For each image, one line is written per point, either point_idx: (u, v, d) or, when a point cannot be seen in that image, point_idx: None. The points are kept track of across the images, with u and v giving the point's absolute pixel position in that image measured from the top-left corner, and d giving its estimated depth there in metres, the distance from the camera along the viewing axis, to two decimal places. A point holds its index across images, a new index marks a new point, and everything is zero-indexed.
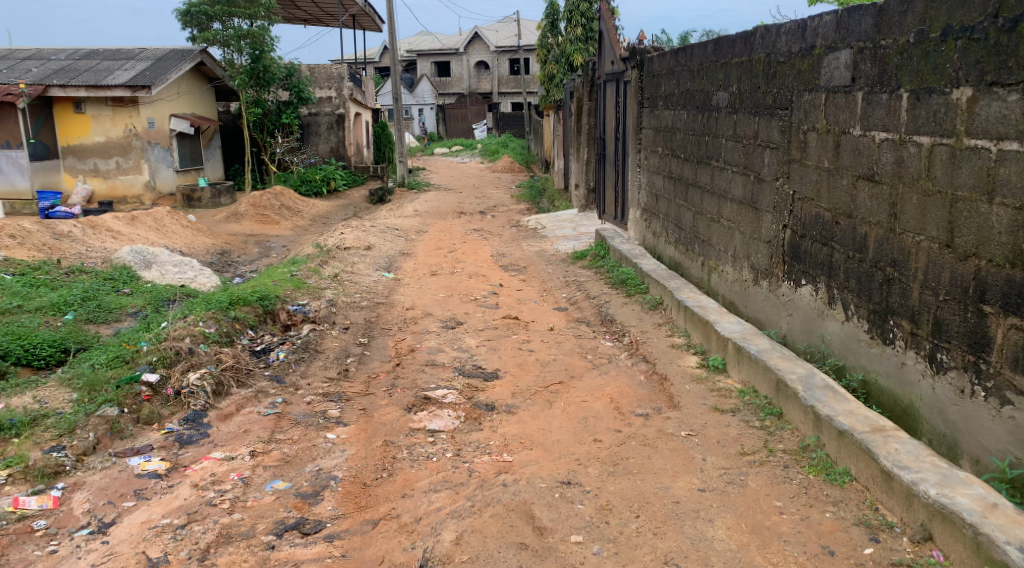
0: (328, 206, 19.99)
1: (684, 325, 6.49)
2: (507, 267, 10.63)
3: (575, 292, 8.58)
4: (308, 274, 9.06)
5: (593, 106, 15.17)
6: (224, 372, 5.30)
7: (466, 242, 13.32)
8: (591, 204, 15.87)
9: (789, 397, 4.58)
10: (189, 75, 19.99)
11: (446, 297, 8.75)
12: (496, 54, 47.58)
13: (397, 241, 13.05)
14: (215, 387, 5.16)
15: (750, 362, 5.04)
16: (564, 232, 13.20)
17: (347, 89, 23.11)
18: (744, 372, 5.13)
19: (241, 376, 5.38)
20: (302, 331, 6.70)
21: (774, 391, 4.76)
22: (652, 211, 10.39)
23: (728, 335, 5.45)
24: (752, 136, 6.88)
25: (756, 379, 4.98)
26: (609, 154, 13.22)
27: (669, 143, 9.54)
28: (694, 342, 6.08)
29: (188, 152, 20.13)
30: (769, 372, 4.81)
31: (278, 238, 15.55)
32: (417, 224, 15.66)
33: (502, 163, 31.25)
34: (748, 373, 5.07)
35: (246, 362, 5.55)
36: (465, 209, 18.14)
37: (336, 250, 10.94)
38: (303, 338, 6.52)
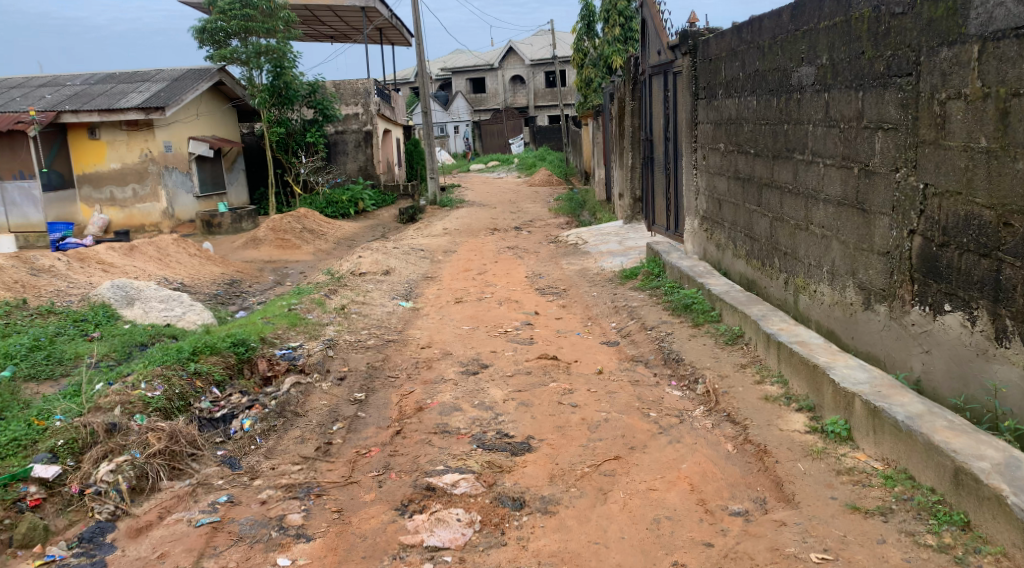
0: (355, 228, 18.72)
1: (777, 368, 4.95)
2: (547, 291, 9.08)
3: (626, 322, 7.05)
4: (309, 308, 7.58)
5: (638, 107, 13.63)
6: (154, 458, 4.18)
7: (501, 262, 11.80)
8: (638, 216, 14.29)
9: (988, 502, 3.16)
10: (207, 95, 18.59)
11: (472, 332, 7.23)
12: (532, 67, 46.28)
13: (423, 265, 11.56)
14: (135, 482, 4.07)
15: (903, 436, 3.58)
16: (610, 247, 11.69)
17: (374, 104, 21.87)
18: (890, 448, 3.67)
19: (172, 463, 4.22)
20: (282, 387, 5.18)
21: (954, 486, 3.33)
22: (713, 220, 8.86)
23: (852, 390, 3.95)
24: (852, 117, 5.37)
25: (915, 464, 3.54)
26: (658, 158, 11.66)
27: (733, 136, 8.03)
28: (797, 393, 4.56)
29: (209, 174, 18.79)
30: (941, 456, 3.38)
31: (298, 265, 14.19)
32: (446, 245, 14.20)
33: (540, 177, 29.83)
34: (899, 451, 3.63)
35: (187, 438, 4.38)
36: (500, 226, 16.70)
37: (351, 277, 9.49)
38: (278, 399, 4.98)
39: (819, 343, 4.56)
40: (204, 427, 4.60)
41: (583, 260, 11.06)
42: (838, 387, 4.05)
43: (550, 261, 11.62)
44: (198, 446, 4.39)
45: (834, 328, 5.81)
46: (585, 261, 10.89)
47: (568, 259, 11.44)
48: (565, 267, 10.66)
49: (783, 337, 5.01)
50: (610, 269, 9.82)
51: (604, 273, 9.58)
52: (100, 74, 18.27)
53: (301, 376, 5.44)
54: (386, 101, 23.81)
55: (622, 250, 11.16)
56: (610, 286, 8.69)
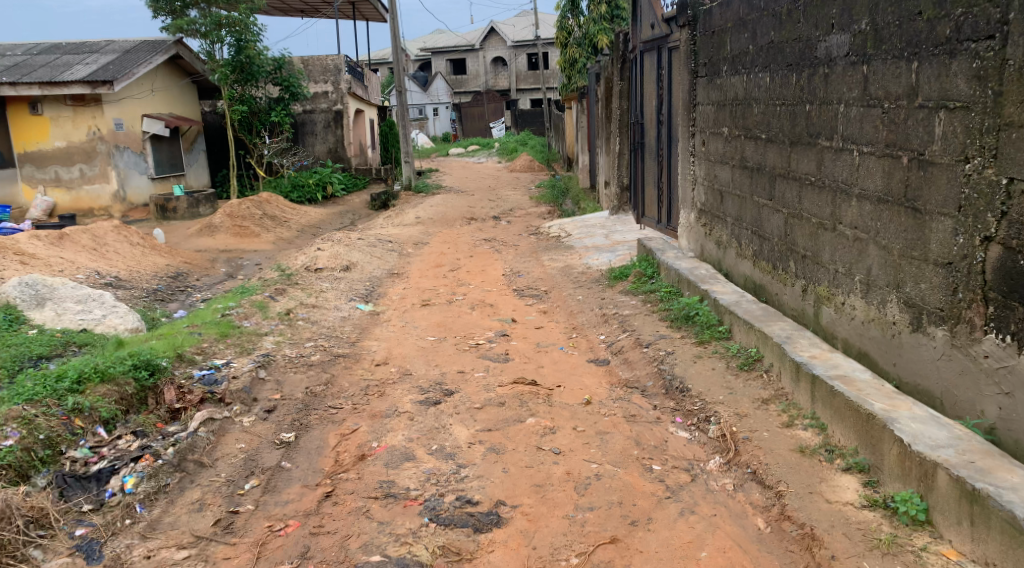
0: (321, 214, 17.83)
1: (812, 408, 3.99)
2: (527, 293, 8.04)
3: (621, 333, 6.00)
4: (245, 314, 6.47)
5: (627, 87, 12.63)
6: None
7: (475, 257, 10.79)
8: (624, 205, 13.28)
9: None
10: (163, 69, 17.53)
11: (438, 344, 6.21)
12: (513, 49, 45.07)
13: (390, 259, 10.52)
14: None
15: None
16: (595, 241, 10.73)
17: (345, 81, 20.85)
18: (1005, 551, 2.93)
19: None
20: (184, 429, 4.28)
21: None
22: (714, 214, 7.87)
23: (938, 462, 3.19)
24: (902, 94, 4.43)
25: None
26: (648, 144, 10.70)
27: (740, 119, 7.05)
28: (846, 449, 3.67)
29: (167, 155, 17.66)
30: None
31: (256, 257, 13.21)
32: (418, 235, 13.16)
33: (520, 162, 28.82)
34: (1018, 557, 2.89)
35: (24, 513, 3.53)
36: (477, 214, 15.70)
37: (304, 274, 8.42)
38: (179, 443, 4.14)
39: (871, 381, 3.70)
40: (66, 491, 3.75)
41: (566, 255, 10.09)
42: (914, 452, 3.29)
43: (529, 255, 10.60)
44: (46, 525, 3.56)
45: (869, 350, 4.84)
46: (566, 256, 9.92)
47: (549, 254, 10.45)
48: (546, 263, 9.65)
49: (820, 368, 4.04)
50: (598, 266, 8.82)
51: (588, 271, 8.61)
52: (43, 45, 17.00)
53: (215, 411, 4.45)
54: (359, 80, 22.68)
55: (610, 244, 10.19)
56: (598, 288, 7.69)
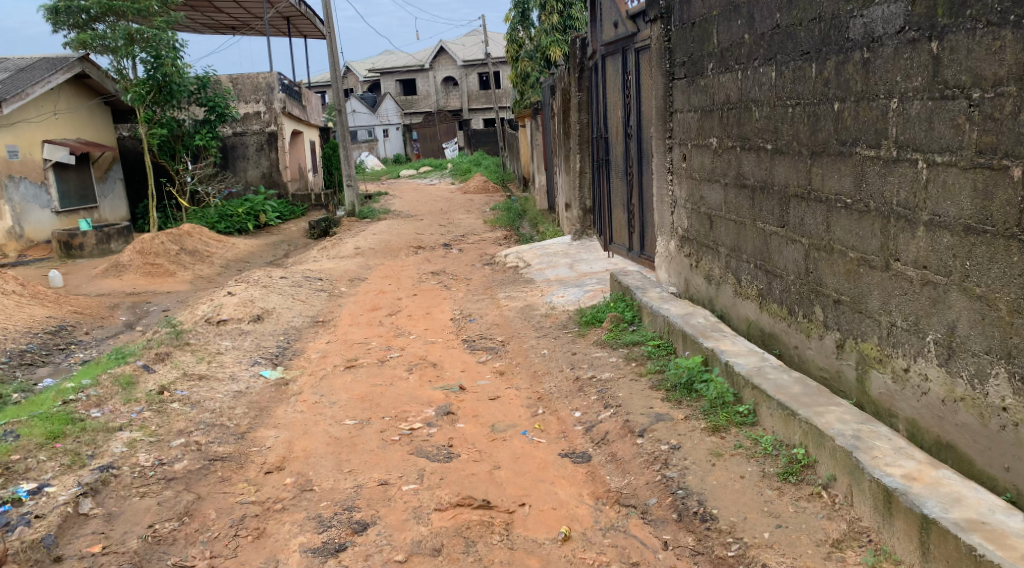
0: (252, 246, 16.32)
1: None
2: (481, 345, 6.53)
3: (611, 411, 4.43)
4: (81, 404, 5.02)
5: (587, 98, 11.24)
6: None
7: (416, 296, 9.36)
8: (588, 229, 11.88)
9: None
10: (68, 88, 16.36)
11: (359, 432, 4.73)
12: (464, 69, 43.85)
13: (315, 303, 9.07)
14: None
15: None
16: (559, 272, 9.28)
17: (278, 101, 19.36)
18: None
19: None
20: None
21: None
22: (701, 243, 6.42)
23: None
24: (1004, 78, 3.13)
25: None
26: (613, 161, 9.31)
27: (732, 125, 5.58)
28: None
29: (75, 185, 16.50)
30: None
31: (166, 305, 11.78)
32: (355, 268, 11.68)
33: (474, 183, 27.45)
34: None
35: None
36: (424, 242, 14.26)
37: (197, 340, 6.95)
38: None
39: None
40: None
41: (525, 292, 8.65)
42: None
43: (481, 293, 9.13)
44: None
45: (960, 443, 3.43)
46: (526, 294, 8.48)
47: (504, 290, 9.01)
48: (499, 303, 8.20)
49: (936, 510, 2.77)
50: (568, 306, 7.34)
51: (549, 315, 7.13)
52: None
53: None
54: (295, 99, 21.14)
55: (578, 277, 8.75)
56: (565, 341, 6.09)
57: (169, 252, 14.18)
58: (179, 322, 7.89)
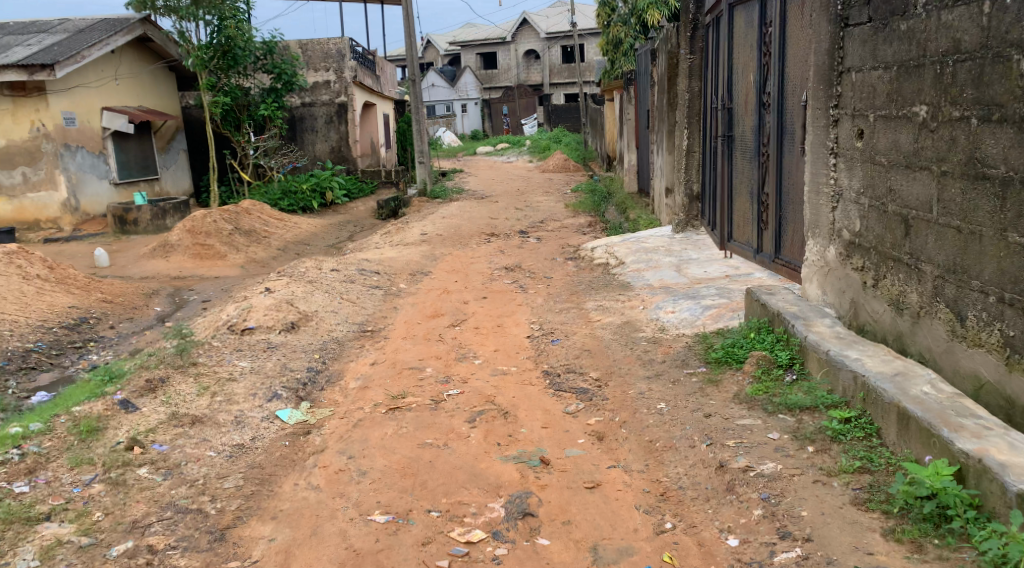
0: (315, 225, 14.95)
1: None
2: (570, 386, 4.83)
3: (796, 549, 2.87)
4: (2, 474, 3.63)
5: (700, 62, 9.56)
6: None
7: (487, 299, 7.71)
8: (693, 220, 9.95)
9: None
10: (129, 51, 15.25)
11: (393, 543, 3.19)
12: (547, 42, 41.80)
13: (366, 306, 7.52)
14: None
15: None
16: (663, 276, 7.50)
17: (350, 69, 17.91)
18: None
19: None
20: None
21: None
22: (887, 255, 4.59)
23: None
24: None
25: None
26: (738, 140, 7.48)
27: (968, 88, 3.82)
28: None
29: (135, 156, 15.36)
30: None
31: (210, 292, 10.38)
32: (420, 258, 10.15)
33: (554, 161, 25.73)
34: None
35: None
36: (499, 227, 12.66)
37: (207, 360, 5.42)
38: None
39: None
40: None
41: (624, 301, 6.92)
42: None
43: (565, 300, 7.40)
44: None
45: None
46: (624, 304, 6.75)
47: (594, 297, 7.28)
48: (591, 317, 6.48)
49: None
50: (685, 331, 5.57)
51: (659, 342, 5.38)
52: None
53: None
54: (369, 69, 19.73)
55: (689, 285, 6.98)
56: (689, 391, 4.32)
57: (222, 231, 12.72)
58: (192, 333, 6.41)
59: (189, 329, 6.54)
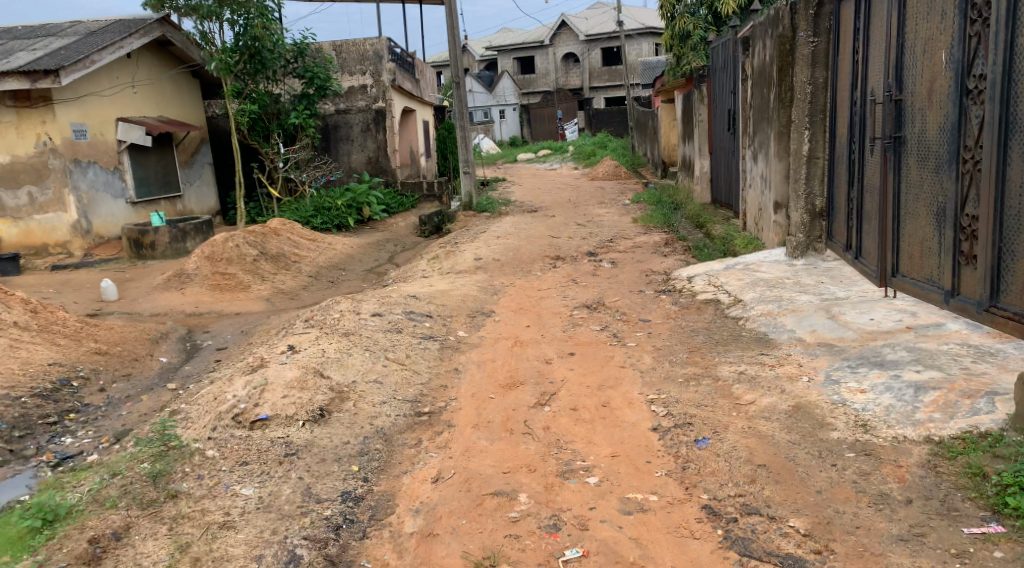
0: (351, 245, 13.19)
1: None
2: (764, 547, 3.13)
3: None
4: None
5: (826, 47, 7.93)
6: None
7: (576, 356, 5.82)
8: (816, 241, 8.26)
9: None
10: (148, 55, 13.50)
11: None
12: (587, 44, 39.89)
13: (419, 367, 5.64)
14: None
15: None
16: (814, 327, 5.74)
17: (388, 72, 16.18)
18: None
19: None
20: None
21: None
22: None
23: None
24: None
25: None
26: (918, 141, 5.74)
27: None
28: None
29: (155, 172, 13.60)
30: None
31: (228, 335, 8.17)
32: (476, 292, 8.32)
33: (603, 168, 23.96)
34: None
35: None
36: (562, 249, 10.81)
37: (189, 491, 3.72)
38: None
39: None
40: None
41: (777, 373, 5.00)
42: None
43: (686, 361, 5.46)
44: None
45: None
46: (778, 379, 4.85)
47: (727, 359, 5.35)
48: (740, 401, 4.54)
49: None
50: (910, 436, 3.75)
51: (877, 462, 3.53)
52: None
53: None
54: (407, 72, 18.05)
55: (862, 343, 5.22)
56: None
57: (245, 258, 10.47)
58: (178, 436, 4.31)
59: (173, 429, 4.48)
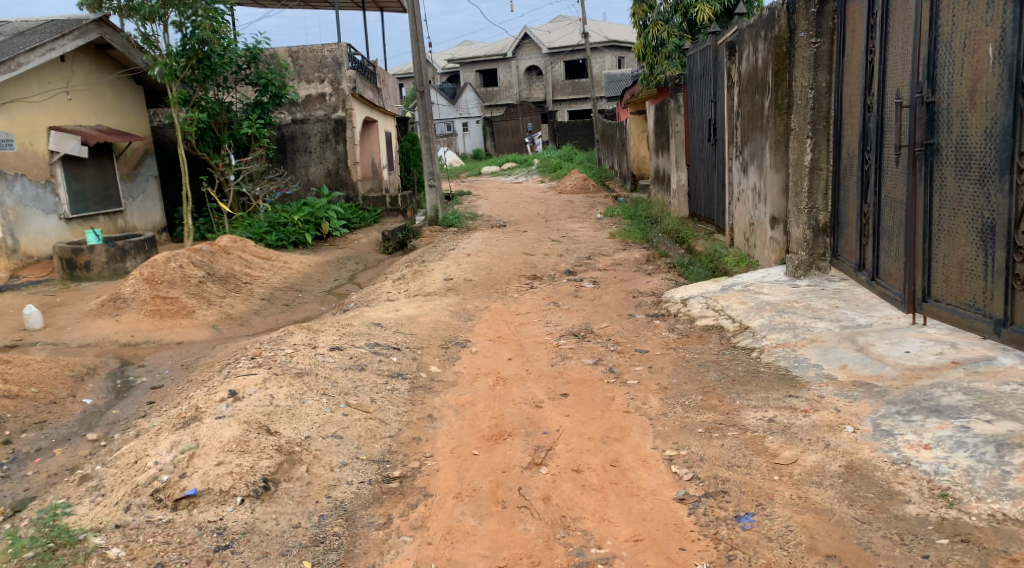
0: (309, 264, 12.24)
1: None
2: None
3: None
4: None
5: (831, 49, 7.24)
6: None
7: (570, 398, 5.00)
8: (819, 259, 7.55)
9: None
10: (84, 59, 12.45)
11: None
12: (550, 57, 39.42)
13: (386, 413, 4.77)
14: None
15: None
16: (844, 362, 4.98)
17: (348, 79, 15.35)
18: None
19: None
20: None
21: None
22: None
23: None
24: None
25: None
26: (958, 149, 5.02)
27: None
28: None
29: (93, 185, 12.54)
30: None
31: (165, 370, 7.20)
32: (448, 318, 7.47)
33: (571, 181, 23.27)
34: None
35: None
36: (538, 267, 10.00)
37: None
38: None
39: None
40: None
41: (812, 421, 4.22)
42: None
43: (701, 405, 4.66)
44: None
45: None
46: (816, 429, 4.07)
47: (749, 403, 4.57)
48: (778, 460, 3.76)
49: None
50: (1011, 512, 3.08)
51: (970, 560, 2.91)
52: None
53: None
54: (368, 80, 17.18)
55: (907, 383, 4.46)
56: None
57: (189, 280, 9.49)
58: (77, 524, 3.42)
59: (71, 512, 3.54)
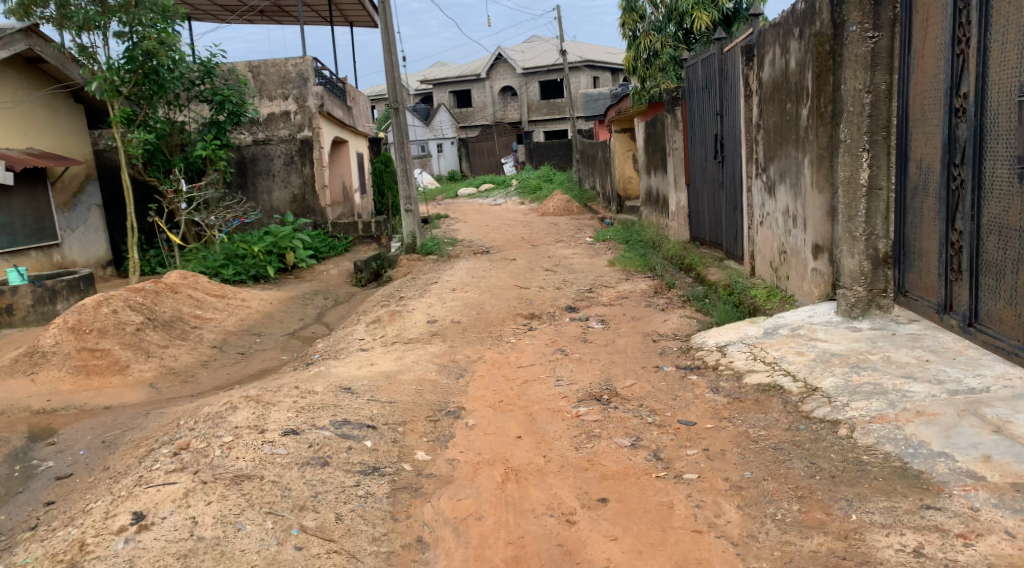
0: (271, 301, 10.80)
1: None
2: None
3: None
4: None
5: (893, 44, 5.97)
6: None
7: (613, 508, 3.65)
8: (879, 296, 6.25)
9: None
10: (11, 74, 10.99)
11: None
12: (524, 77, 38.37)
13: (359, 543, 3.43)
14: None
15: None
16: (986, 452, 3.61)
17: (314, 96, 13.98)
18: None
19: None
20: None
21: None
22: None
23: None
24: None
25: None
26: None
27: None
28: None
29: (23, 217, 11.05)
30: None
31: (79, 448, 5.72)
32: (433, 376, 6.06)
33: (554, 203, 21.96)
34: None
35: None
36: (535, 305, 8.62)
37: None
38: None
39: None
40: None
41: (983, 557, 3.06)
42: None
43: (801, 522, 3.41)
44: None
45: None
46: None
47: (873, 522, 3.33)
48: None
49: None
50: None
51: None
52: None
53: None
54: (338, 97, 15.79)
55: None
56: None
57: (124, 327, 8.01)
58: None
59: None
